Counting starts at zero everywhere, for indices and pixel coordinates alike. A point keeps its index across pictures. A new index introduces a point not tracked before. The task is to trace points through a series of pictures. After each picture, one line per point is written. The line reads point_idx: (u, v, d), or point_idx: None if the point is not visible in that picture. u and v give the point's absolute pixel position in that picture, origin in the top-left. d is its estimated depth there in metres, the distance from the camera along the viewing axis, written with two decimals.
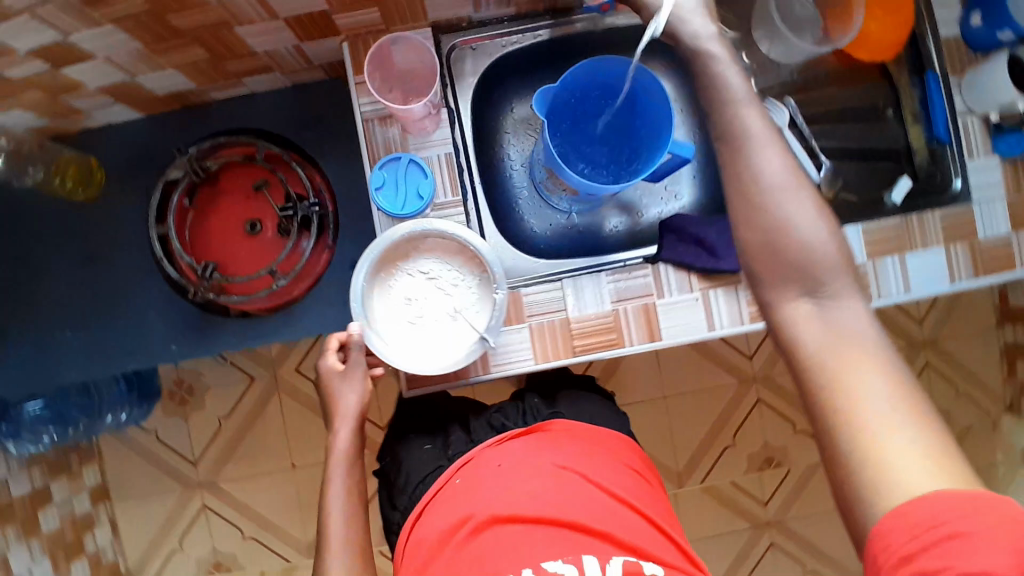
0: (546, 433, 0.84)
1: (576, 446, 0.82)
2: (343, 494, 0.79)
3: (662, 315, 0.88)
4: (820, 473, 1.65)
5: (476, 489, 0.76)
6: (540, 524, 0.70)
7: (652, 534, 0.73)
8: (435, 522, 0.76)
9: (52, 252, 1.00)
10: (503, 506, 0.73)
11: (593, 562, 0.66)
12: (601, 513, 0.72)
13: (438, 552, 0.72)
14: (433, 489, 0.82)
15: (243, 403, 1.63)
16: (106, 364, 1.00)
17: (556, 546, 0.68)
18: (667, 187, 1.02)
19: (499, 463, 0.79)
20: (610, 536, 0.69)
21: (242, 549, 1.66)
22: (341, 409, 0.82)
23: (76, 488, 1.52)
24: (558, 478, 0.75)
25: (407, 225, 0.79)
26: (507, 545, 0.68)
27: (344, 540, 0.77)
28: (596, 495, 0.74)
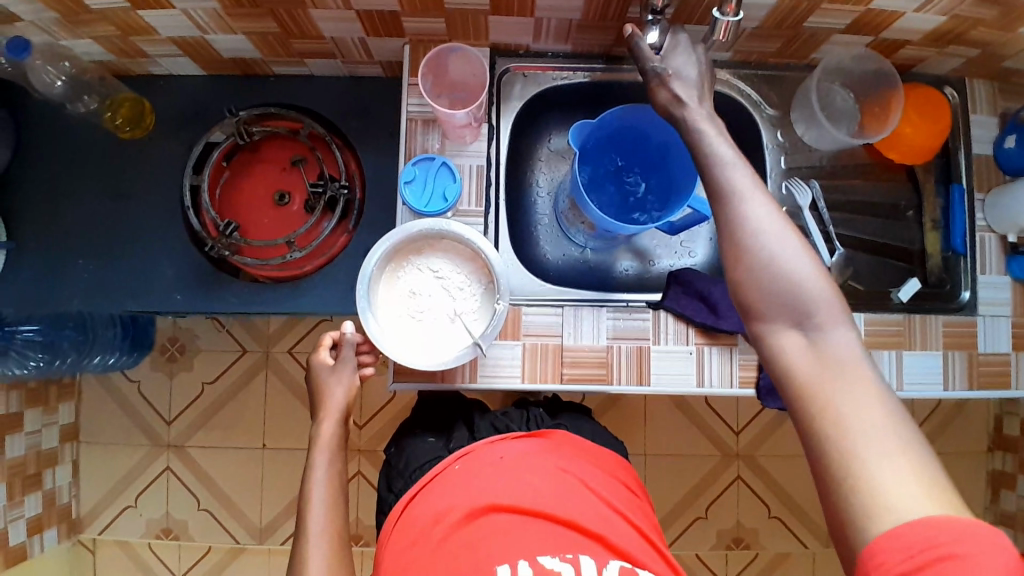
0: (547, 439, 0.86)
1: (574, 454, 0.84)
2: (324, 482, 0.80)
3: (655, 360, 0.89)
4: (787, 563, 1.62)
5: (475, 476, 0.78)
6: (534, 518, 0.71)
7: (644, 547, 0.73)
8: (432, 503, 0.77)
9: (87, 182, 1.04)
10: (501, 496, 0.74)
11: (590, 564, 0.67)
12: (596, 515, 0.73)
13: (431, 534, 0.73)
14: (431, 473, 0.82)
15: (229, 373, 1.64)
16: (109, 298, 1.01)
17: (549, 543, 0.68)
18: (683, 243, 1.05)
19: (500, 455, 0.81)
20: (604, 539, 0.71)
21: (194, 519, 1.64)
22: (328, 402, 0.86)
23: (49, 421, 1.55)
24: (558, 479, 0.77)
25: (426, 222, 0.82)
26: (501, 532, 0.69)
27: (325, 523, 0.77)
28: (592, 502, 0.75)
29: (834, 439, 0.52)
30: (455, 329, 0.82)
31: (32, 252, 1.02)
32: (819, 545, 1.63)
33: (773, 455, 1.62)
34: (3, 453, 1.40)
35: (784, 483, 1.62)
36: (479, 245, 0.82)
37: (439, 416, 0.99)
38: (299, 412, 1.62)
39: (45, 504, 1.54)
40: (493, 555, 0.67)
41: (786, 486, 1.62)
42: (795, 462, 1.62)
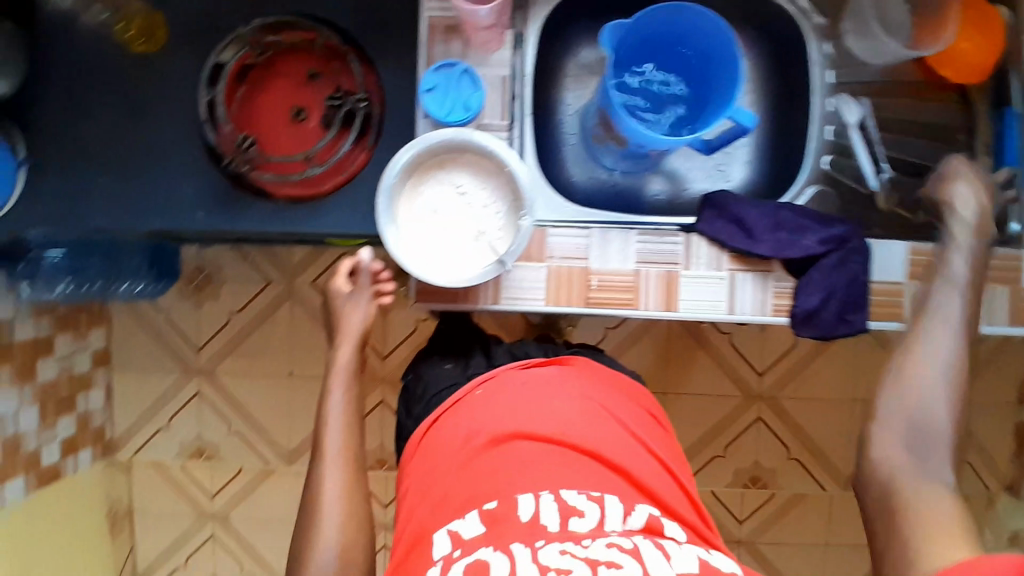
0: (568, 367, 0.83)
1: (600, 380, 0.83)
2: (341, 406, 0.82)
3: (684, 286, 0.85)
4: (804, 503, 1.63)
5: (498, 402, 0.77)
6: (560, 451, 0.71)
7: (669, 485, 0.73)
8: (456, 427, 0.77)
9: (102, 99, 1.01)
10: (529, 425, 0.73)
11: (616, 504, 0.67)
12: (620, 451, 0.73)
13: (456, 459, 0.73)
14: (451, 400, 0.81)
15: (254, 303, 1.66)
16: (130, 218, 1.00)
17: (575, 478, 0.68)
18: (718, 166, 1.00)
19: (522, 381, 0.80)
20: (626, 476, 0.71)
21: (226, 443, 1.69)
22: (345, 327, 0.88)
23: (80, 347, 1.60)
24: (586, 410, 0.76)
25: (449, 131, 0.78)
26: (526, 463, 0.69)
27: (341, 444, 0.79)
28: (618, 437, 0.75)
29: None
30: (479, 249, 0.80)
31: (54, 171, 1.01)
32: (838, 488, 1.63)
33: (797, 397, 1.60)
34: (34, 377, 1.48)
35: (807, 425, 1.61)
36: (502, 157, 0.79)
37: (456, 340, 0.97)
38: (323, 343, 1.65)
39: (78, 426, 1.61)
40: (515, 485, 0.67)
41: (808, 429, 1.61)
42: (819, 404, 1.60)
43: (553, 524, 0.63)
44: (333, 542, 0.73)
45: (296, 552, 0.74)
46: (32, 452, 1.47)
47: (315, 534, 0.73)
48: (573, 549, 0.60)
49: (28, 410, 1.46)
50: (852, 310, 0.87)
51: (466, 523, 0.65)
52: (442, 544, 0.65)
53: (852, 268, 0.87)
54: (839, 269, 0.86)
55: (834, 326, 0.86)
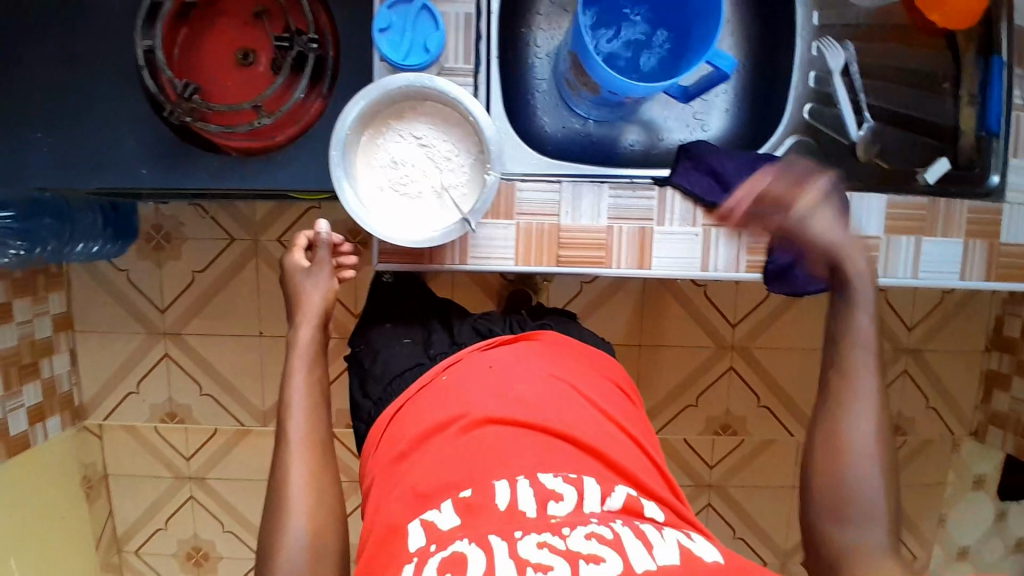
0: (536, 342, 0.85)
1: (565, 359, 0.83)
2: (304, 387, 0.79)
3: (657, 242, 0.82)
4: (774, 449, 1.67)
5: (465, 387, 0.77)
6: (532, 432, 0.70)
7: (641, 460, 0.74)
8: (422, 415, 0.76)
9: (34, 44, 0.93)
10: (499, 408, 0.73)
11: (594, 486, 0.66)
12: (595, 432, 0.73)
13: (427, 445, 0.72)
14: (417, 385, 0.81)
15: (219, 262, 1.61)
16: (71, 175, 0.93)
17: (551, 460, 0.68)
18: (695, 115, 0.95)
19: (490, 364, 0.79)
20: (601, 458, 0.71)
21: (198, 404, 1.67)
22: (306, 305, 0.84)
23: (39, 311, 1.54)
24: (555, 389, 0.76)
25: (408, 76, 0.73)
26: (499, 447, 0.69)
27: (304, 430, 0.76)
28: (590, 414, 0.75)
29: None
30: (442, 207, 0.76)
31: None
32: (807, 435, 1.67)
33: (769, 347, 1.61)
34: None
35: (777, 374, 1.63)
36: (469, 107, 0.73)
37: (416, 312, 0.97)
38: None
39: (45, 392, 1.57)
40: (489, 469, 0.67)
41: (778, 377, 1.63)
42: (789, 354, 1.62)
43: (531, 509, 0.63)
44: (303, 529, 0.70)
45: (263, 544, 0.70)
46: (3, 422, 1.43)
47: (285, 522, 0.70)
48: (553, 541, 0.59)
49: None
50: None
51: (442, 516, 0.64)
52: (417, 537, 0.63)
53: None
54: None
55: (806, 283, 0.84)
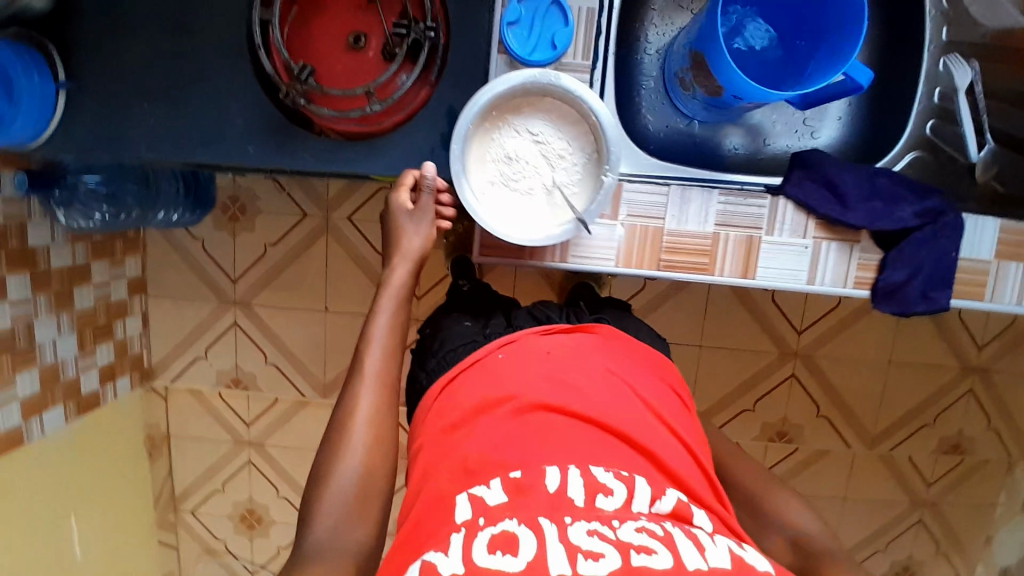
0: (595, 334, 0.84)
1: (619, 354, 0.82)
2: (386, 330, 0.79)
3: (764, 253, 0.81)
4: (831, 458, 1.65)
5: (520, 368, 0.76)
6: (586, 424, 0.70)
7: (689, 464, 0.73)
8: (475, 391, 0.76)
9: (149, 16, 0.95)
10: (554, 394, 0.72)
11: (644, 485, 0.66)
12: (647, 431, 0.72)
13: (481, 422, 0.72)
14: (471, 359, 0.82)
15: (291, 236, 1.64)
16: (180, 148, 0.95)
17: (603, 454, 0.67)
18: (806, 121, 0.93)
19: (548, 351, 0.79)
20: (654, 458, 0.70)
21: (263, 372, 1.72)
22: (403, 248, 0.83)
23: (116, 274, 1.61)
24: (610, 383, 0.76)
25: (532, 71, 0.72)
26: (553, 435, 0.68)
27: (380, 365, 0.77)
28: (643, 413, 0.74)
29: None
30: (553, 204, 0.75)
31: (96, 95, 0.97)
32: (862, 447, 1.64)
33: (834, 357, 1.58)
34: (71, 305, 1.48)
35: (839, 385, 1.60)
36: (592, 104, 0.72)
37: (478, 304, 0.99)
38: (360, 280, 1.64)
39: (116, 353, 1.64)
40: (542, 455, 0.67)
41: (839, 388, 1.60)
42: (853, 367, 1.59)
43: (580, 498, 0.63)
44: (357, 461, 0.71)
45: (320, 464, 0.72)
46: (71, 379, 1.50)
47: (341, 451, 0.71)
48: (603, 531, 0.59)
49: (66, 337, 1.47)
50: (936, 287, 0.83)
51: (491, 491, 0.64)
52: (464, 510, 0.63)
53: (944, 243, 0.82)
54: (930, 242, 0.81)
55: (915, 304, 0.82)
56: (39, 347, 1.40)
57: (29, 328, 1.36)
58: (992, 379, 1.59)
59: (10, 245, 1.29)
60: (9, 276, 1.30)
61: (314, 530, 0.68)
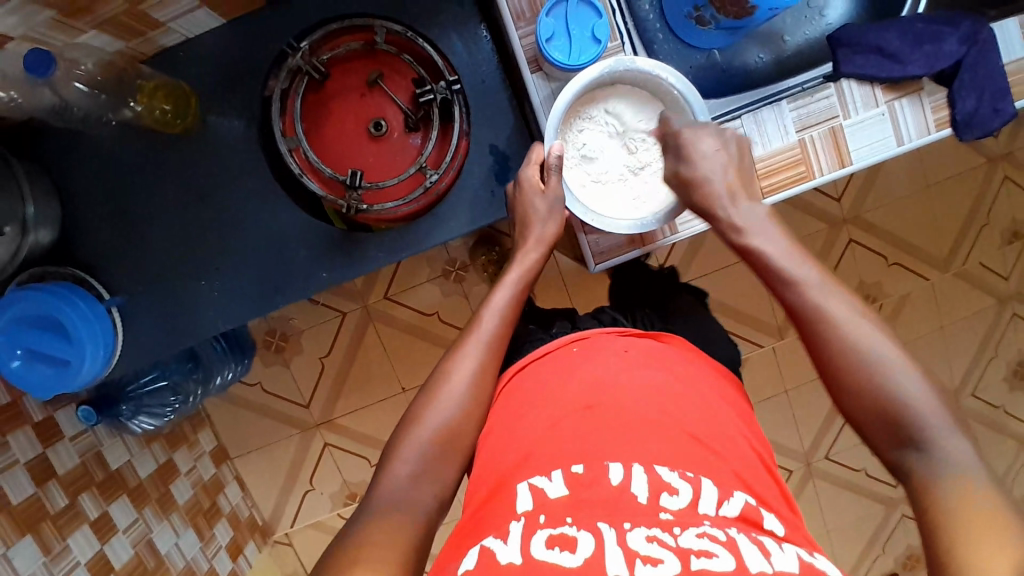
0: (660, 342, 0.74)
1: (685, 356, 0.73)
2: (500, 310, 0.75)
3: (850, 136, 0.82)
4: (915, 300, 1.58)
5: (593, 364, 0.68)
6: (659, 421, 0.61)
7: (759, 471, 0.62)
8: (542, 387, 0.68)
9: (160, 197, 0.92)
10: (633, 392, 0.64)
11: (709, 489, 0.56)
12: (722, 438, 0.62)
13: (542, 415, 0.64)
14: (542, 349, 0.74)
15: (342, 337, 1.58)
16: (252, 304, 0.93)
17: (671, 454, 0.58)
18: (810, 4, 0.95)
19: (625, 351, 0.70)
20: (724, 462, 0.60)
21: (372, 475, 1.65)
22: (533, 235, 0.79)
23: (197, 454, 1.50)
24: (686, 387, 0.66)
25: (612, 61, 0.78)
26: (621, 434, 0.60)
27: (497, 328, 0.74)
28: (719, 418, 0.65)
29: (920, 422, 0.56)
30: (642, 183, 0.84)
31: (144, 295, 0.93)
32: (938, 273, 1.57)
33: (878, 205, 1.53)
34: (175, 501, 1.35)
35: (892, 229, 1.54)
36: (670, 78, 0.80)
37: (541, 315, 0.90)
38: (424, 348, 1.58)
39: (232, 525, 1.52)
40: (606, 451, 0.58)
41: (893, 231, 1.54)
42: (902, 205, 1.53)
43: (643, 496, 0.54)
44: (444, 418, 0.67)
45: (412, 409, 0.70)
46: (210, 571, 1.36)
47: (431, 403, 0.68)
48: (663, 538, 0.50)
49: (185, 536, 1.33)
50: (1000, 99, 0.82)
51: (552, 484, 0.57)
52: (525, 499, 0.56)
53: (988, 57, 0.82)
54: (982, 61, 0.82)
55: (992, 120, 0.82)
56: (167, 557, 1.26)
57: (151, 544, 1.23)
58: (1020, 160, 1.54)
59: (96, 476, 1.18)
60: (110, 505, 1.18)
61: (387, 477, 0.64)
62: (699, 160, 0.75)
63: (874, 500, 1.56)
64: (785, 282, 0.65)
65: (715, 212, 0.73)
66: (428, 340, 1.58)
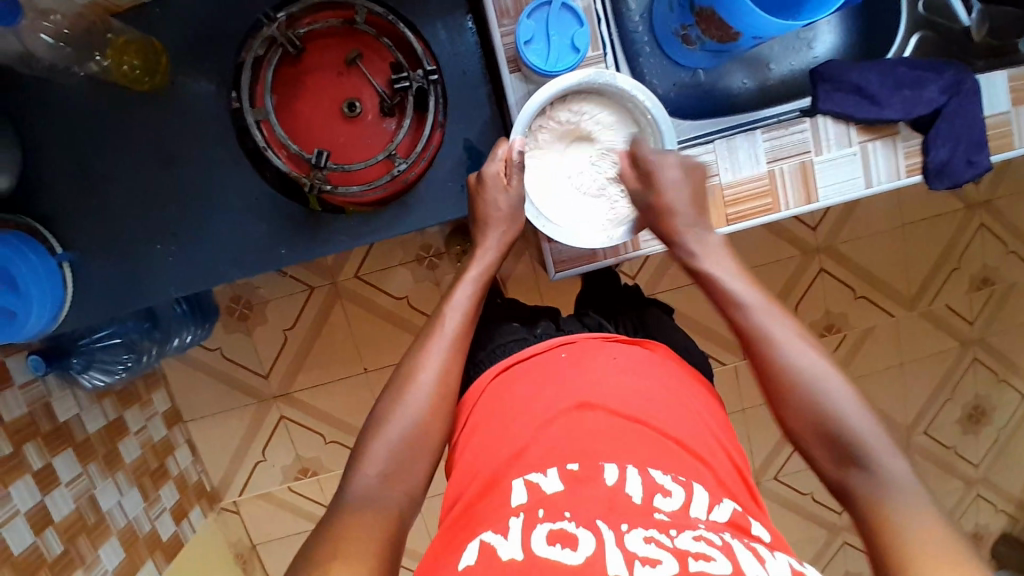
0: (648, 350, 0.74)
1: (676, 367, 0.73)
2: (460, 307, 0.75)
3: (819, 173, 0.83)
4: (878, 335, 1.60)
5: (584, 368, 0.68)
6: (649, 429, 0.61)
7: (743, 485, 0.63)
8: (531, 388, 0.67)
9: (125, 156, 0.89)
10: (620, 399, 0.64)
11: (703, 494, 0.56)
12: (711, 449, 0.63)
13: (535, 415, 0.64)
14: (532, 352, 0.73)
15: (307, 311, 1.57)
16: (211, 275, 0.91)
17: (663, 460, 0.58)
18: (800, 34, 0.95)
19: (614, 358, 0.70)
20: (713, 471, 0.60)
21: (326, 452, 1.64)
22: (483, 242, 0.79)
23: (149, 414, 1.48)
24: (678, 397, 0.67)
25: (591, 72, 0.79)
26: (614, 438, 0.60)
27: (456, 324, 0.74)
28: (706, 429, 0.65)
29: (856, 431, 0.59)
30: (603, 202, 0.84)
31: (98, 253, 0.90)
32: (904, 311, 1.59)
33: (854, 238, 1.54)
34: (122, 460, 1.34)
35: (866, 263, 1.56)
36: (646, 102, 0.80)
37: (522, 310, 0.88)
38: (390, 331, 1.57)
39: (179, 488, 1.50)
40: (601, 452, 0.58)
41: (866, 264, 1.56)
42: (877, 240, 1.54)
43: (637, 496, 0.54)
44: (411, 416, 0.67)
45: (377, 410, 0.69)
46: (150, 533, 1.34)
47: (399, 402, 0.68)
48: (660, 538, 0.50)
49: (129, 495, 1.32)
50: (975, 151, 0.83)
51: (547, 479, 0.56)
52: (519, 493, 0.56)
53: (967, 109, 0.83)
54: (961, 112, 0.83)
55: (963, 172, 0.83)
56: (107, 515, 1.25)
57: (93, 500, 1.22)
58: (998, 208, 1.56)
59: (43, 427, 1.16)
60: (55, 457, 1.16)
61: (357, 476, 0.64)
62: (665, 166, 0.77)
63: (816, 524, 1.59)
64: (734, 304, 0.68)
65: (672, 236, 0.76)
66: (395, 324, 1.57)
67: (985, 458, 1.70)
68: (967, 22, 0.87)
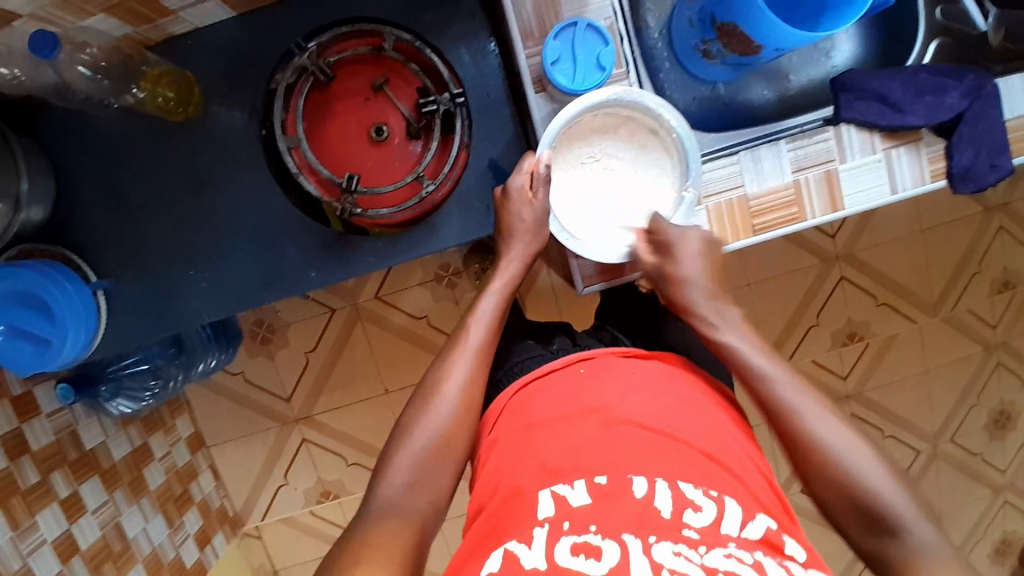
0: (669, 364, 0.73)
1: (698, 380, 0.72)
2: (486, 320, 0.76)
3: (844, 181, 0.83)
4: (901, 343, 1.58)
5: (606, 383, 0.67)
6: (676, 442, 0.61)
7: (774, 497, 0.61)
8: (554, 403, 0.67)
9: (158, 185, 0.91)
10: (646, 413, 0.63)
11: (733, 508, 0.56)
12: (740, 462, 0.62)
13: (558, 427, 0.63)
14: (554, 366, 0.73)
15: (328, 333, 1.58)
16: (240, 298, 0.92)
17: (692, 472, 0.58)
18: (817, 45, 0.97)
19: (632, 371, 0.69)
20: (741, 483, 0.60)
21: (347, 474, 1.63)
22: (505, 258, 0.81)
23: (173, 439, 1.49)
24: (703, 411, 0.66)
25: (621, 90, 0.80)
26: (639, 451, 0.59)
27: (483, 339, 0.74)
28: (732, 441, 0.64)
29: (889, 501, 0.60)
30: (624, 220, 0.85)
31: (132, 280, 0.92)
32: (926, 317, 1.58)
33: (874, 246, 1.53)
34: (147, 487, 1.34)
35: (887, 270, 1.55)
36: (672, 121, 0.82)
37: (539, 329, 0.89)
38: (410, 351, 1.58)
39: (202, 514, 1.50)
40: (629, 465, 0.58)
41: (887, 272, 1.55)
42: (895, 247, 1.54)
43: (667, 510, 0.54)
44: (439, 429, 0.68)
45: (403, 422, 0.70)
46: (174, 560, 1.34)
47: (428, 413, 0.69)
48: (689, 554, 0.51)
49: (155, 522, 1.32)
50: (998, 155, 0.83)
51: (574, 492, 0.56)
52: (546, 506, 0.56)
53: (990, 113, 0.83)
54: (983, 116, 0.83)
55: (987, 176, 0.83)
56: (133, 542, 1.25)
57: (118, 528, 1.22)
58: (1016, 211, 1.55)
59: (69, 455, 1.16)
60: (81, 484, 1.16)
61: (383, 487, 0.64)
62: (684, 259, 0.78)
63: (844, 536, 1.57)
64: (755, 371, 0.69)
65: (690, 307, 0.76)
66: (414, 344, 1.58)
67: (1013, 464, 1.67)
68: (984, 28, 0.88)
